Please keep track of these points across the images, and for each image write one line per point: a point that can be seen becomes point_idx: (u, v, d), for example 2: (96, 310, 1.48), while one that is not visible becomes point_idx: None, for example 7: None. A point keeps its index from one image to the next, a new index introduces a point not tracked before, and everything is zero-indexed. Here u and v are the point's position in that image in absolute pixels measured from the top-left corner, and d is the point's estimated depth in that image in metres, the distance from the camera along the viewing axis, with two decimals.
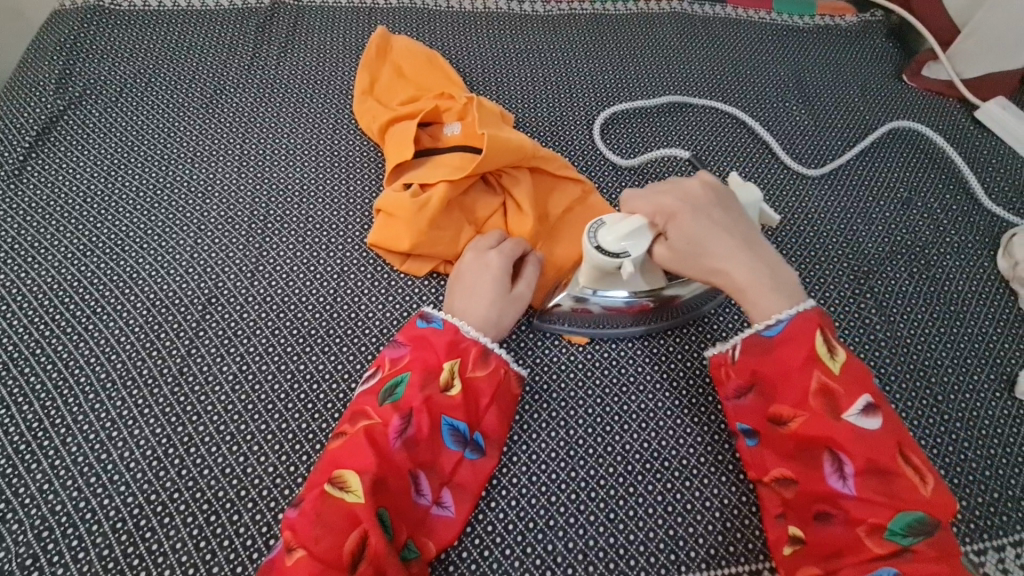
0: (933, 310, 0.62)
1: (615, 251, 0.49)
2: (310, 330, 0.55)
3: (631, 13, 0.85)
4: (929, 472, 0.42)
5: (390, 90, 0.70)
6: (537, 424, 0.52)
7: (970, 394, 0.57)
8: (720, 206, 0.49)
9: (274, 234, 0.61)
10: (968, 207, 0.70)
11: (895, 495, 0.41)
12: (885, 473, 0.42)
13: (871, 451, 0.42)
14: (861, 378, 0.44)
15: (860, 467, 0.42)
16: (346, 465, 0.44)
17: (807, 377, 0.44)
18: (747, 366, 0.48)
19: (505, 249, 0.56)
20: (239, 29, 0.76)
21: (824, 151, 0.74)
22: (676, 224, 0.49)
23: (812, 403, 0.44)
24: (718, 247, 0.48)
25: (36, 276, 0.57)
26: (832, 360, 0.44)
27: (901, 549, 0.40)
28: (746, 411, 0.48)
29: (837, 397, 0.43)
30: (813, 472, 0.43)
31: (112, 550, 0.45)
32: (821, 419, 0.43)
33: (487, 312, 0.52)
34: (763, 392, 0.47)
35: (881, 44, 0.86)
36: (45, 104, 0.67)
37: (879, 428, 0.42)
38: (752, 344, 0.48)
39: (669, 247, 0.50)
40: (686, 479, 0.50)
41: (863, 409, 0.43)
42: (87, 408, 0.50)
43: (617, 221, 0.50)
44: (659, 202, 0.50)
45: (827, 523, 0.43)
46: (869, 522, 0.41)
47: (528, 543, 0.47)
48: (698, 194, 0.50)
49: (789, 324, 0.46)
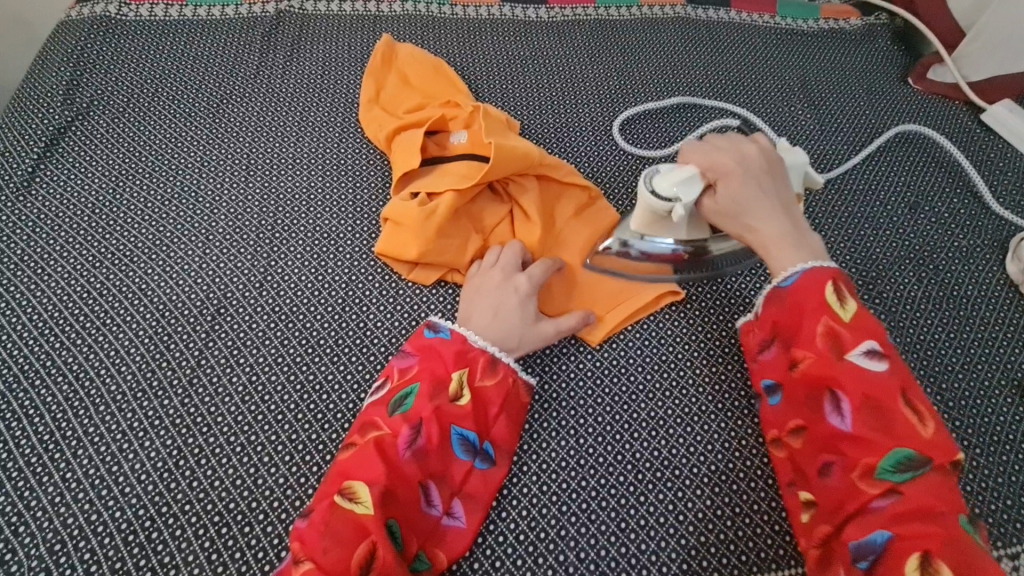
0: (941, 315, 0.62)
1: (667, 196, 0.50)
2: (318, 340, 0.55)
3: (635, 18, 0.85)
4: (932, 418, 0.42)
5: (396, 99, 0.69)
6: (548, 433, 0.52)
7: (981, 401, 0.57)
8: (770, 174, 0.50)
9: (281, 244, 0.61)
10: (975, 211, 0.69)
11: (896, 437, 0.41)
12: (886, 415, 0.42)
13: (872, 392, 0.42)
14: (870, 326, 0.44)
15: (861, 408, 0.42)
16: (356, 476, 0.44)
17: (815, 322, 0.45)
18: (769, 317, 0.49)
19: (534, 271, 0.56)
20: (244, 38, 0.76)
21: (830, 155, 0.74)
22: (726, 181, 0.50)
23: (819, 347, 0.44)
24: (758, 209, 0.49)
25: (46, 288, 0.57)
26: (841, 309, 0.45)
27: (894, 492, 0.40)
28: (770, 364, 0.49)
29: (843, 342, 0.44)
30: (817, 416, 0.44)
31: (124, 563, 0.45)
32: (827, 362, 0.44)
33: (509, 336, 0.52)
34: (781, 341, 0.48)
35: (885, 47, 0.85)
36: (53, 116, 0.68)
37: (884, 372, 0.43)
38: (772, 294, 0.49)
39: (714, 203, 0.50)
40: (697, 488, 0.50)
41: (868, 352, 0.43)
42: (97, 420, 0.50)
43: (673, 169, 0.51)
44: (716, 158, 0.51)
45: (827, 473, 0.43)
46: (865, 465, 0.42)
47: (539, 553, 0.47)
48: (753, 159, 0.50)
49: (801, 277, 0.47)
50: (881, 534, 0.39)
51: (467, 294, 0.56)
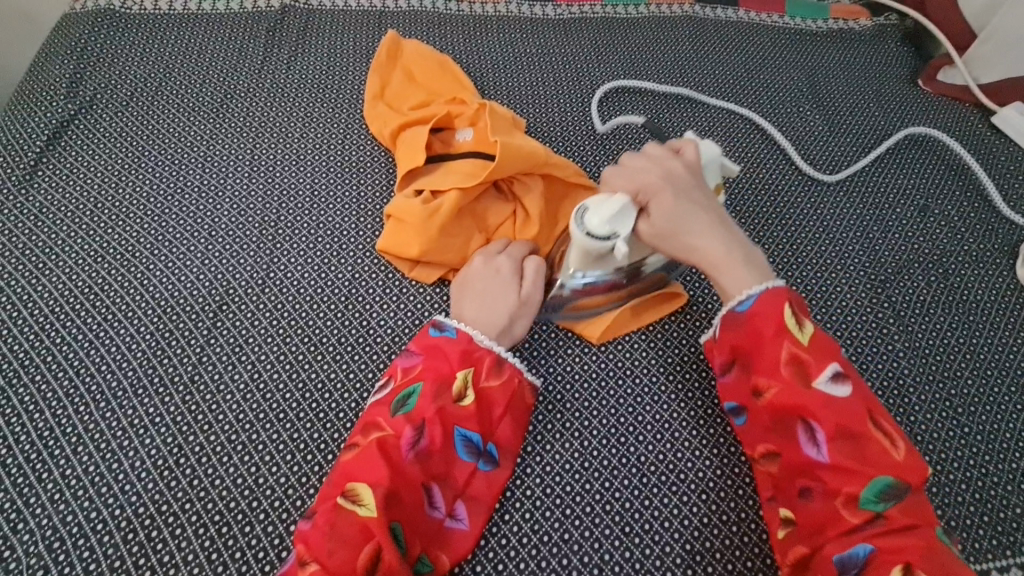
0: (951, 320, 0.61)
1: (603, 234, 0.47)
2: (320, 339, 0.55)
3: (643, 16, 0.84)
4: (898, 436, 0.42)
5: (402, 95, 0.69)
6: (552, 435, 0.51)
7: (990, 407, 0.56)
8: (698, 186, 0.50)
9: (284, 240, 0.60)
10: (986, 215, 0.69)
11: (868, 460, 0.41)
12: (856, 438, 0.42)
13: (842, 418, 0.42)
14: (829, 348, 0.44)
15: (833, 435, 0.42)
16: (359, 477, 0.43)
17: (778, 349, 0.44)
18: (728, 343, 0.48)
19: (515, 254, 0.57)
20: (249, 32, 0.75)
21: (839, 157, 0.73)
22: (658, 202, 0.49)
23: (784, 375, 0.44)
24: (696, 225, 0.49)
25: (46, 283, 0.56)
26: (801, 333, 0.45)
27: (875, 515, 0.40)
28: (733, 387, 0.48)
29: (807, 368, 0.43)
30: (790, 444, 0.43)
31: (123, 562, 0.44)
32: (793, 390, 0.43)
33: (498, 317, 0.52)
34: (745, 367, 0.47)
35: (895, 49, 0.85)
36: (55, 109, 0.67)
37: (849, 395, 0.43)
38: (730, 321, 0.48)
39: (651, 225, 0.49)
40: (703, 493, 0.49)
41: (832, 376, 0.43)
42: (97, 416, 0.50)
43: (602, 203, 0.48)
44: (640, 179, 0.50)
45: (807, 498, 0.43)
46: (845, 492, 0.41)
47: (542, 556, 0.46)
48: (677, 174, 0.50)
49: (755, 302, 0.46)
50: (863, 548, 0.40)
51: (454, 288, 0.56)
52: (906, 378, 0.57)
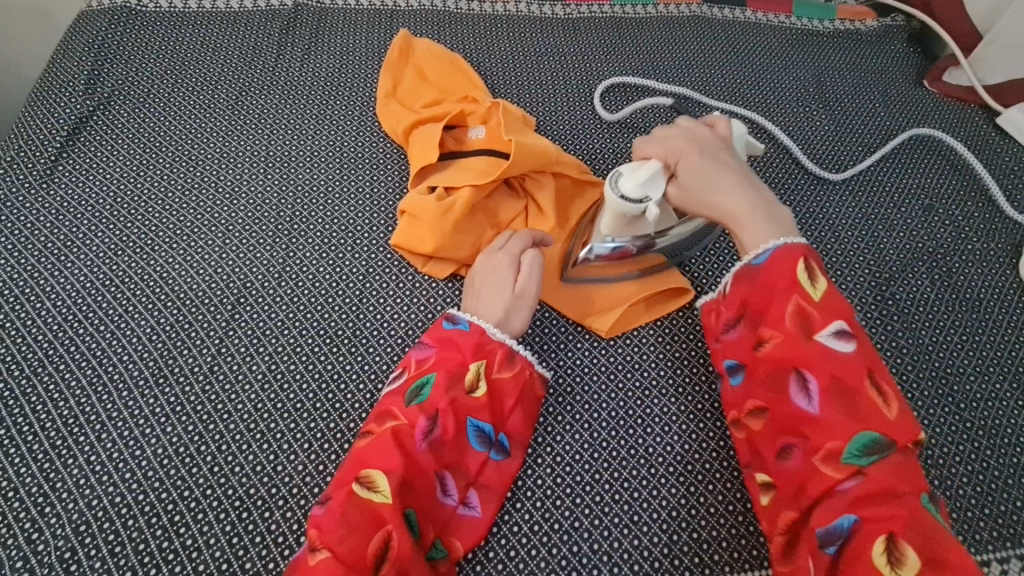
0: (954, 317, 0.62)
1: (636, 197, 0.51)
2: (336, 330, 0.56)
3: (651, 16, 0.85)
4: (896, 399, 0.42)
5: (414, 93, 0.70)
6: (562, 426, 0.53)
7: (993, 403, 0.57)
8: (726, 150, 0.53)
9: (300, 234, 0.61)
10: (990, 214, 0.70)
11: (860, 419, 0.42)
12: (851, 396, 0.42)
13: (837, 371, 0.43)
14: (839, 307, 0.45)
15: (828, 389, 0.43)
16: (373, 464, 0.45)
17: (786, 301, 0.45)
18: (737, 297, 0.49)
19: (513, 246, 0.57)
20: (263, 30, 0.76)
21: (844, 156, 0.74)
22: (684, 163, 0.51)
23: (788, 327, 0.45)
24: (722, 184, 0.50)
25: (68, 275, 0.58)
26: (812, 288, 0.45)
27: (858, 473, 0.41)
28: (733, 343, 0.49)
29: (812, 321, 0.44)
30: (783, 396, 0.45)
31: (147, 545, 0.46)
32: (796, 343, 0.44)
33: (493, 311, 0.53)
34: (749, 321, 0.48)
35: (901, 49, 0.85)
36: (74, 106, 0.68)
37: (851, 353, 0.43)
38: (743, 273, 0.49)
39: (678, 186, 0.52)
40: (710, 483, 0.50)
41: (837, 333, 0.44)
42: (120, 405, 0.51)
43: (636, 168, 0.51)
44: (671, 143, 0.53)
45: (790, 455, 0.44)
46: (827, 449, 0.42)
47: (553, 543, 0.48)
48: (706, 138, 0.53)
49: (770, 254, 0.47)
50: (848, 518, 0.40)
51: (462, 285, 0.58)
52: (910, 374, 0.58)
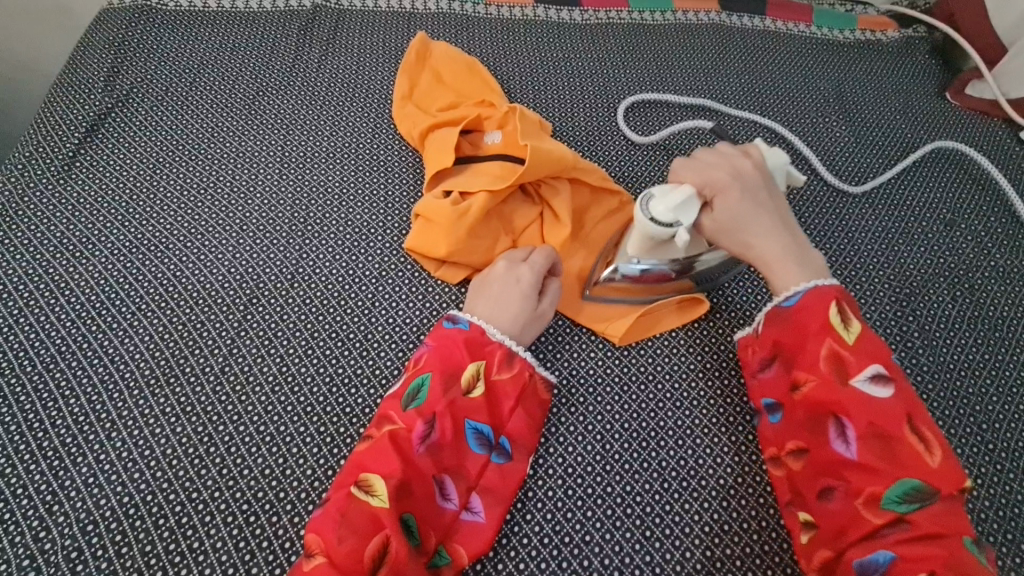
0: (976, 335, 0.61)
1: (666, 221, 0.50)
2: (347, 333, 0.56)
3: (669, 23, 0.84)
4: (937, 444, 0.42)
5: (430, 97, 0.70)
6: (573, 437, 0.52)
7: (1015, 425, 0.56)
8: (765, 187, 0.51)
9: (313, 236, 0.61)
10: (1014, 231, 0.68)
11: (898, 463, 0.42)
12: (890, 441, 0.43)
13: (877, 418, 0.43)
14: (874, 350, 0.45)
15: (866, 435, 0.43)
16: (371, 468, 0.45)
17: (820, 345, 0.46)
18: (770, 337, 0.50)
19: (537, 263, 0.56)
20: (281, 31, 0.76)
21: (865, 168, 0.73)
22: (722, 198, 0.51)
23: (824, 372, 0.45)
24: (758, 225, 0.50)
25: (83, 271, 0.58)
26: (846, 332, 0.45)
27: (898, 520, 0.41)
28: (772, 382, 0.49)
29: (847, 365, 0.45)
30: (820, 440, 0.45)
31: (153, 546, 0.45)
32: (831, 387, 0.44)
33: (512, 324, 0.53)
34: (785, 362, 0.48)
35: (924, 61, 0.84)
36: (93, 102, 0.69)
37: (890, 398, 0.43)
38: (775, 315, 0.49)
39: (714, 219, 0.51)
40: (724, 500, 0.49)
41: (873, 377, 0.44)
42: (130, 403, 0.51)
43: (668, 192, 0.50)
44: (709, 176, 0.51)
45: (830, 497, 0.44)
46: (869, 492, 0.42)
47: (563, 556, 0.47)
48: (746, 173, 0.51)
49: (804, 296, 0.48)
50: (885, 554, 0.41)
51: (472, 289, 0.57)
52: (931, 393, 0.57)
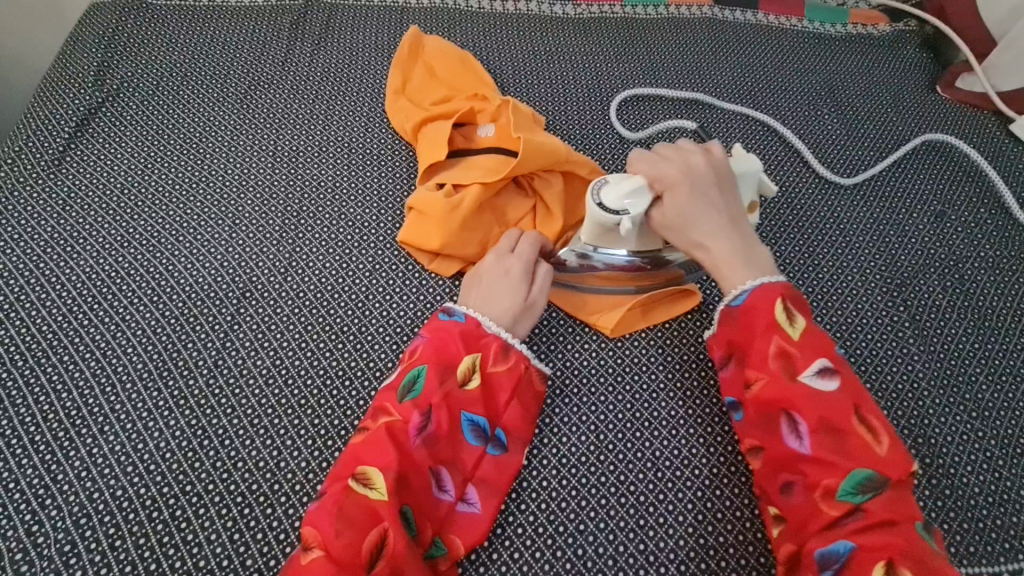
0: (966, 325, 0.61)
1: (616, 209, 0.50)
2: (341, 326, 0.56)
3: (662, 17, 0.85)
4: (885, 434, 0.43)
5: (423, 90, 0.70)
6: (568, 428, 0.52)
7: (1005, 414, 0.56)
8: (718, 187, 0.51)
9: (306, 229, 0.61)
10: (1003, 222, 0.69)
11: (850, 455, 0.42)
12: (839, 433, 0.43)
13: (825, 412, 0.43)
14: (820, 345, 0.46)
15: (816, 429, 0.43)
16: (368, 461, 0.45)
17: (767, 343, 0.46)
18: (724, 337, 0.50)
19: (527, 253, 0.56)
20: (273, 26, 0.76)
21: (857, 161, 0.73)
22: (672, 195, 0.50)
23: (772, 368, 0.46)
24: (706, 224, 0.50)
25: (74, 266, 0.58)
26: (790, 327, 0.46)
27: (854, 510, 0.41)
28: (726, 381, 0.50)
29: (794, 361, 0.45)
30: (775, 437, 0.45)
31: (148, 539, 0.45)
32: (779, 383, 0.45)
33: (503, 315, 0.53)
34: (738, 360, 0.49)
35: (915, 55, 0.85)
36: (84, 97, 0.68)
37: (835, 391, 0.44)
38: (724, 315, 0.50)
39: (662, 214, 0.51)
40: (717, 489, 0.50)
41: (820, 372, 0.44)
42: (123, 397, 0.51)
43: (622, 180, 0.51)
44: (662, 170, 0.51)
45: (790, 492, 0.44)
46: (825, 485, 0.42)
47: (557, 546, 0.47)
48: (700, 172, 0.51)
49: (751, 294, 0.48)
50: (844, 545, 0.41)
51: (464, 284, 0.57)
52: (921, 382, 0.57)
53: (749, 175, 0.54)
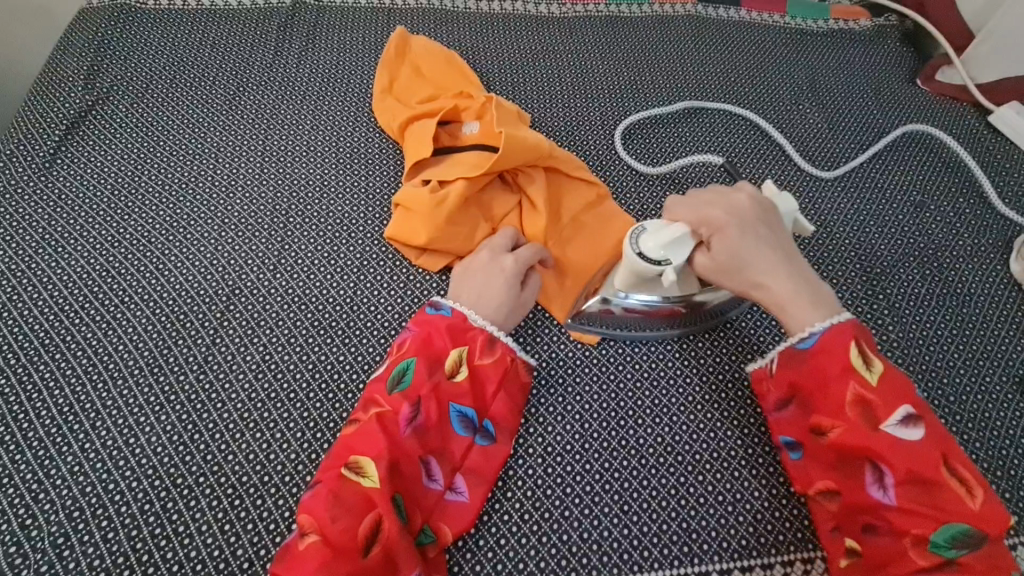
0: (945, 312, 0.62)
1: (657, 259, 0.50)
2: (329, 321, 0.56)
3: (646, 15, 0.86)
4: (976, 482, 0.42)
5: (409, 89, 0.71)
6: (553, 417, 0.53)
7: (982, 397, 0.57)
8: (764, 223, 0.50)
9: (295, 227, 0.62)
10: (981, 211, 0.70)
11: (939, 505, 0.41)
12: (926, 484, 0.42)
13: (911, 463, 0.42)
14: (901, 388, 0.44)
15: (903, 481, 0.42)
16: (361, 451, 0.45)
17: (844, 387, 0.45)
18: (786, 379, 0.49)
19: (522, 253, 0.57)
20: (261, 29, 0.77)
21: (837, 154, 0.74)
22: (719, 239, 0.49)
23: (849, 415, 0.45)
24: (759, 265, 0.49)
25: (66, 266, 0.58)
26: (868, 372, 0.45)
27: (947, 564, 0.41)
28: (790, 424, 0.49)
29: (873, 408, 0.44)
30: (854, 484, 0.45)
31: (140, 531, 0.46)
32: (858, 431, 0.44)
33: (496, 315, 0.54)
34: (806, 404, 0.48)
35: (895, 49, 0.86)
36: (74, 100, 0.69)
37: (920, 439, 0.43)
38: (789, 357, 0.49)
39: (709, 257, 0.50)
40: (699, 474, 0.51)
41: (901, 420, 0.43)
42: (115, 393, 0.52)
43: (660, 228, 0.50)
44: (705, 213, 0.50)
45: (872, 534, 0.44)
46: (913, 534, 0.42)
47: (543, 532, 0.48)
48: (744, 210, 0.50)
49: (822, 337, 0.47)
50: None
51: (456, 275, 0.57)
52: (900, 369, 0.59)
53: (785, 214, 0.52)
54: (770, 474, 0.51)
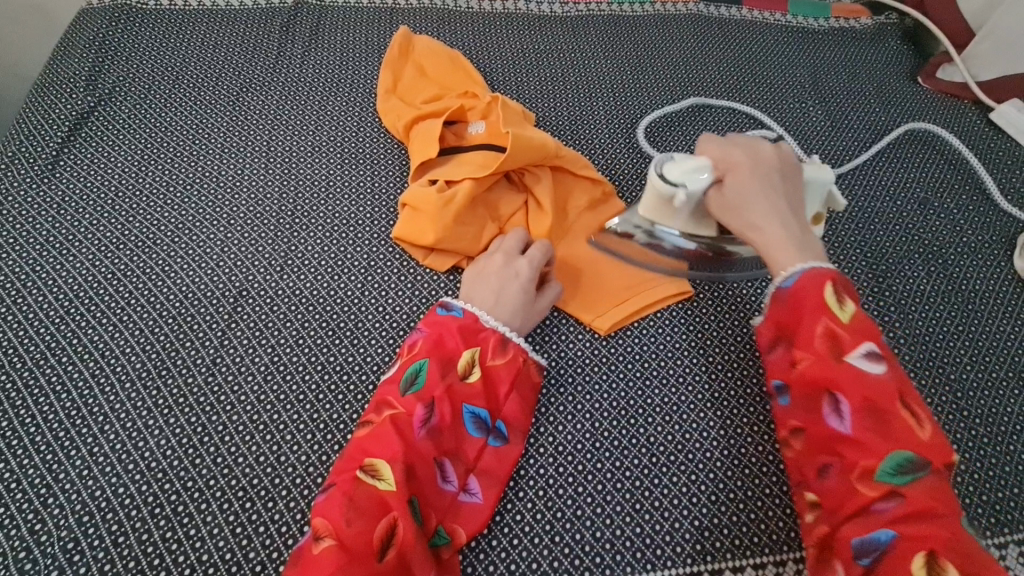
0: (950, 308, 0.63)
1: (675, 180, 0.51)
2: (337, 322, 0.56)
3: (648, 14, 0.86)
4: (928, 421, 0.41)
5: (414, 89, 0.71)
6: (564, 416, 0.53)
7: (989, 393, 0.57)
8: (781, 174, 0.50)
9: (301, 227, 0.62)
10: (984, 207, 0.70)
11: (891, 438, 0.40)
12: (885, 418, 0.41)
13: (869, 393, 0.41)
14: (869, 328, 0.43)
15: (861, 410, 0.41)
16: (376, 453, 0.45)
17: (814, 322, 0.44)
18: (770, 322, 0.48)
19: (535, 255, 0.57)
20: (263, 29, 0.77)
21: (841, 152, 0.75)
22: (732, 175, 0.50)
23: (818, 348, 0.43)
24: (763, 207, 0.49)
25: (70, 268, 0.58)
26: (841, 310, 0.44)
27: (894, 494, 0.39)
28: (771, 366, 0.47)
29: (841, 343, 0.43)
30: (815, 418, 0.43)
31: (150, 535, 0.46)
32: (824, 363, 0.43)
33: (513, 318, 0.54)
34: (780, 346, 0.47)
35: (896, 47, 0.86)
36: (76, 102, 0.69)
37: (882, 375, 0.42)
38: (774, 298, 0.48)
39: (719, 193, 0.50)
40: (711, 472, 0.51)
41: (866, 355, 0.42)
42: (122, 397, 0.52)
43: (686, 159, 0.51)
44: (728, 153, 0.51)
45: (828, 474, 0.42)
46: (863, 467, 0.40)
47: (555, 531, 0.48)
48: (766, 160, 0.50)
49: (800, 277, 0.46)
50: (884, 532, 0.38)
51: (468, 279, 0.56)
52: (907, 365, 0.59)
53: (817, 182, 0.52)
54: (781, 471, 0.51)
